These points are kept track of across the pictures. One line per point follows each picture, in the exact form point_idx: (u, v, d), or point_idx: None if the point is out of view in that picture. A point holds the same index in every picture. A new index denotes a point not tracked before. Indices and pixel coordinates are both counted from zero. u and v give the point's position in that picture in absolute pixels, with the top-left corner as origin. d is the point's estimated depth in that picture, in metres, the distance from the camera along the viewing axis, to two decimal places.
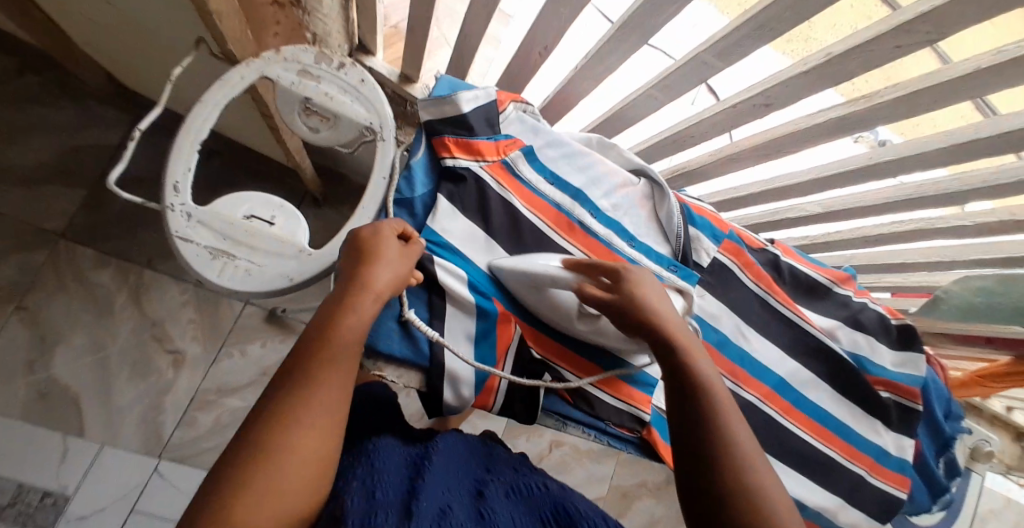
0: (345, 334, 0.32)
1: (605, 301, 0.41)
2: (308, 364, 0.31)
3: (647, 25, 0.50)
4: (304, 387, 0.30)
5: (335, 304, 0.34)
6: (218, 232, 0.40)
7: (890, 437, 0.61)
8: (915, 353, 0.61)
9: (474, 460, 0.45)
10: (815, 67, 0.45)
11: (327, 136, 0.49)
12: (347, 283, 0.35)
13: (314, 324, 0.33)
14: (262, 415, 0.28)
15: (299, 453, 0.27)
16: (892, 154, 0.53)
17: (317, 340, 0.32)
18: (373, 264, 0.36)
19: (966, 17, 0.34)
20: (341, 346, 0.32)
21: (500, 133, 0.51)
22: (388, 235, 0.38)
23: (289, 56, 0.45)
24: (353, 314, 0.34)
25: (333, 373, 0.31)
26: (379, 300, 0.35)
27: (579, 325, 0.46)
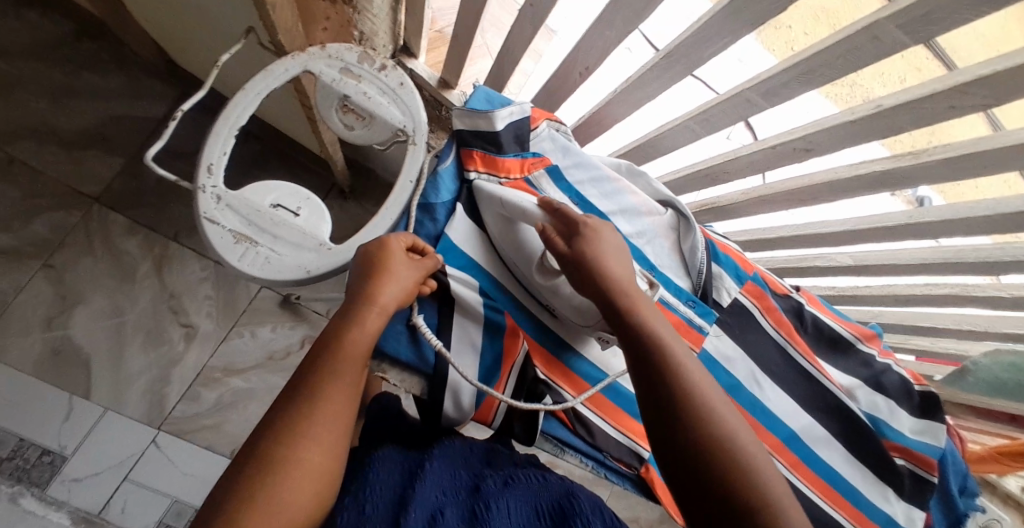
0: (353, 347, 0.33)
1: (558, 247, 0.41)
2: (316, 375, 0.32)
3: (693, 58, 0.50)
4: (312, 399, 0.30)
5: (344, 317, 0.35)
6: (244, 217, 0.41)
7: (900, 506, 0.58)
8: (937, 423, 0.58)
9: (477, 456, 0.45)
10: (863, 117, 0.44)
11: (362, 134, 0.50)
12: (355, 296, 0.36)
13: (320, 341, 0.34)
14: (271, 426, 0.29)
15: (306, 465, 0.28)
16: (934, 214, 0.52)
17: (326, 353, 0.33)
18: (379, 278, 0.37)
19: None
20: (348, 359, 0.33)
21: (528, 151, 0.50)
22: (397, 248, 0.39)
23: (334, 54, 0.46)
24: (361, 327, 0.34)
25: (342, 384, 0.32)
26: (384, 314, 0.36)
27: (538, 278, 0.45)
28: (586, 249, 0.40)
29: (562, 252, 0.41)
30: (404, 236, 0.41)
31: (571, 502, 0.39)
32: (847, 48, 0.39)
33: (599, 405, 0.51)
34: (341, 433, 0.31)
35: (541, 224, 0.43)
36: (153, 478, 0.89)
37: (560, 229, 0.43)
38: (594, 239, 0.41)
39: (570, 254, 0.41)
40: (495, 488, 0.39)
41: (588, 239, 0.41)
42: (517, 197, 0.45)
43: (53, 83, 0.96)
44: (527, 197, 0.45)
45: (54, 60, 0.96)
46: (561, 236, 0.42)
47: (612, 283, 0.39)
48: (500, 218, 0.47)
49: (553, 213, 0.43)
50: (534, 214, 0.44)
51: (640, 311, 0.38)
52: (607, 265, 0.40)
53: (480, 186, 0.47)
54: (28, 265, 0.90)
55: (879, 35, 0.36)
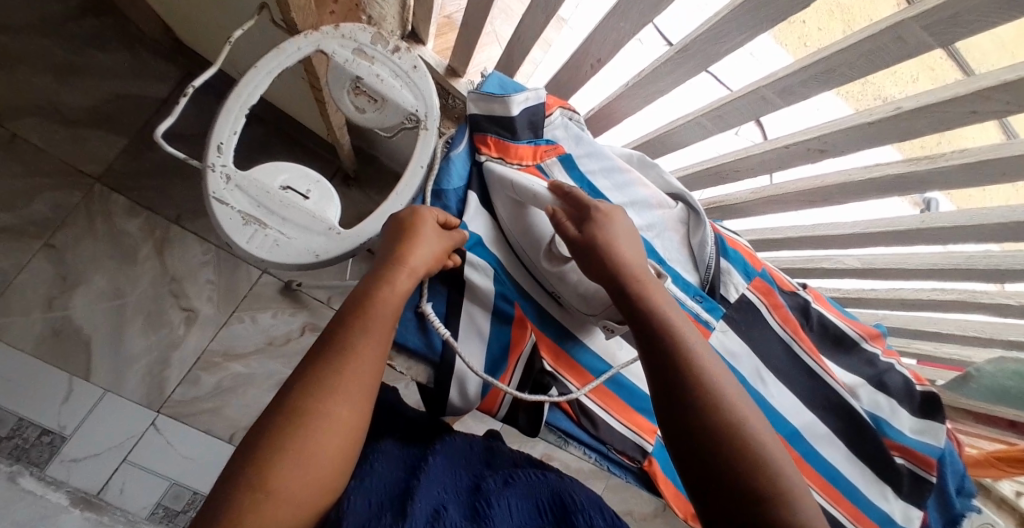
0: (382, 307, 0.33)
1: (570, 231, 0.41)
2: (345, 332, 0.31)
3: (710, 53, 0.49)
4: (340, 353, 0.30)
5: (372, 280, 0.34)
6: (253, 199, 0.40)
7: (897, 504, 0.58)
8: (936, 423, 0.58)
9: (476, 457, 0.45)
10: (881, 119, 0.44)
11: (372, 118, 0.48)
12: (383, 261, 0.36)
13: (350, 300, 0.34)
14: (300, 381, 0.29)
15: (335, 418, 0.28)
16: (946, 220, 0.52)
17: (353, 312, 0.32)
18: (410, 242, 0.36)
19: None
20: (375, 318, 0.32)
21: (541, 138, 0.49)
22: (427, 216, 0.38)
23: (348, 35, 0.46)
24: (390, 289, 0.34)
25: (369, 340, 0.31)
26: (413, 278, 0.35)
27: (545, 263, 0.46)
28: (599, 234, 0.41)
29: (574, 237, 0.41)
30: (435, 209, 0.40)
31: (573, 503, 0.40)
32: (870, 47, 0.38)
33: (604, 399, 0.50)
34: (370, 389, 0.30)
35: (552, 207, 0.43)
36: (153, 460, 0.89)
37: (570, 214, 0.43)
38: (607, 224, 0.42)
39: (583, 237, 0.41)
40: (496, 486, 0.39)
41: (601, 225, 0.41)
42: (528, 180, 0.44)
43: (56, 60, 0.95)
44: (537, 181, 0.44)
45: (57, 36, 0.95)
46: (571, 220, 0.42)
47: (625, 272, 0.40)
48: (512, 202, 0.46)
49: (563, 198, 0.43)
50: (544, 198, 0.43)
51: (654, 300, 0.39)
52: (619, 250, 0.40)
53: (490, 166, 0.46)
54: (28, 245, 0.90)
55: (903, 36, 0.36)
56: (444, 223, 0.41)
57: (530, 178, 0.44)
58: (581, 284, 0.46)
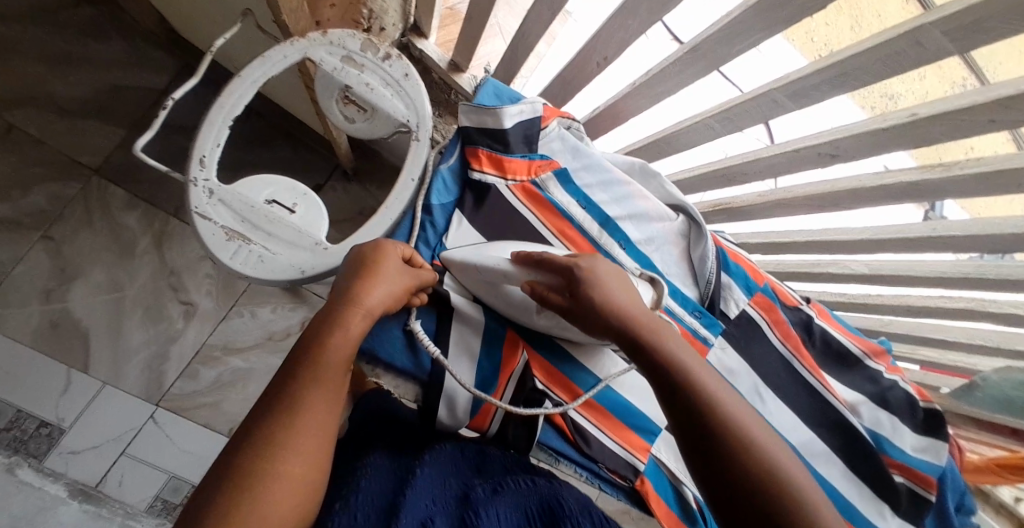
0: (336, 352, 0.32)
1: (558, 302, 0.39)
2: (295, 384, 0.30)
3: (719, 53, 0.47)
4: (289, 410, 0.29)
5: (326, 320, 0.33)
6: (237, 213, 0.39)
7: (895, 523, 0.57)
8: (941, 441, 0.56)
9: (469, 459, 0.44)
10: (896, 125, 0.42)
11: (363, 129, 0.48)
12: (337, 301, 0.34)
13: (302, 345, 0.32)
14: (248, 439, 0.28)
15: (288, 475, 0.27)
16: (959, 229, 0.50)
17: (302, 360, 0.31)
18: (367, 280, 0.35)
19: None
20: (329, 365, 0.31)
21: (536, 152, 0.48)
22: (392, 252, 0.38)
23: (337, 42, 0.44)
24: (344, 331, 0.33)
25: (321, 391, 0.30)
26: (369, 317, 0.34)
27: (539, 319, 0.43)
28: (590, 297, 0.37)
29: (565, 306, 0.39)
30: (402, 245, 0.39)
31: (564, 510, 0.39)
32: (886, 52, 0.36)
33: (597, 415, 0.50)
34: (323, 441, 0.29)
35: (529, 284, 0.40)
36: (150, 453, 0.89)
37: (551, 284, 0.40)
38: (593, 282, 0.38)
39: (574, 305, 0.39)
40: (485, 495, 0.38)
41: (589, 287, 0.38)
42: (489, 255, 0.41)
43: (51, 49, 0.93)
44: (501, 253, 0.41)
45: (53, 23, 0.93)
46: (556, 289, 0.40)
47: (620, 314, 0.37)
48: (482, 282, 0.43)
49: (535, 268, 0.40)
50: (515, 273, 0.40)
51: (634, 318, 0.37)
52: (610, 303, 0.37)
53: (449, 254, 0.43)
54: (26, 236, 0.89)
55: (922, 41, 0.33)
56: (411, 261, 0.40)
57: (493, 252, 0.42)
58: None
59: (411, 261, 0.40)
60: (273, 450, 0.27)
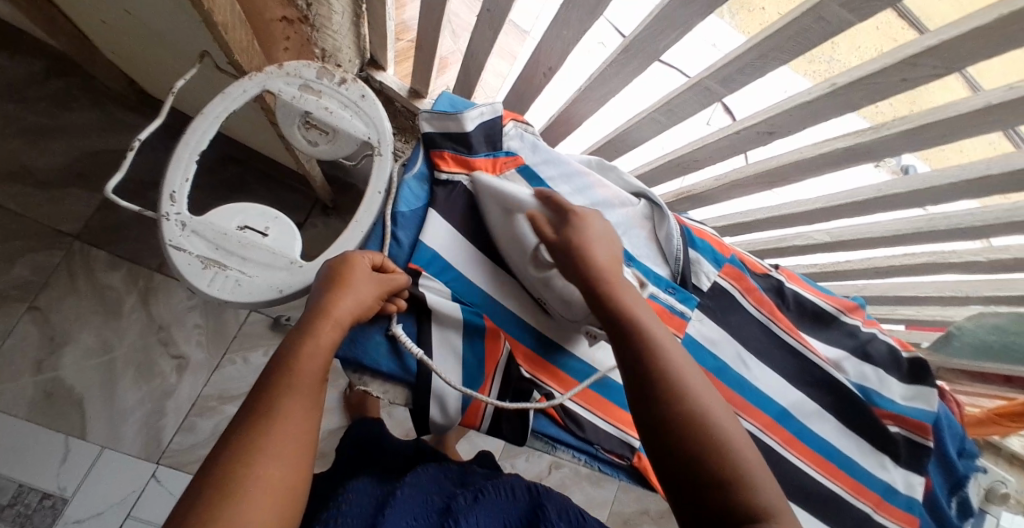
0: (307, 364, 0.33)
1: (547, 234, 0.42)
2: (269, 397, 0.31)
3: (651, 49, 0.50)
4: (263, 421, 0.30)
5: (297, 333, 0.34)
6: (210, 241, 0.39)
7: (898, 473, 0.58)
8: (926, 387, 0.58)
9: (450, 481, 0.47)
10: (820, 96, 0.45)
11: (327, 150, 0.48)
12: (307, 314, 0.36)
13: (274, 361, 0.33)
14: (225, 452, 0.28)
15: (264, 483, 0.27)
16: (900, 186, 0.52)
17: (274, 375, 0.32)
18: (336, 291, 0.36)
19: (990, 48, 0.32)
20: (299, 377, 0.32)
21: (500, 149, 0.50)
22: (360, 261, 0.39)
23: (292, 72, 0.45)
24: (313, 344, 0.34)
25: (297, 404, 0.31)
26: (338, 327, 0.35)
27: (530, 270, 0.46)
28: (575, 242, 0.41)
29: (551, 240, 0.42)
30: (372, 253, 0.41)
31: (541, 515, 0.43)
32: (797, 30, 0.39)
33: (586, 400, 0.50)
34: (301, 449, 0.30)
35: (534, 213, 0.43)
36: (156, 513, 0.88)
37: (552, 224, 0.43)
38: (583, 232, 0.41)
39: (558, 248, 0.41)
40: (465, 504, 0.41)
41: (577, 232, 0.41)
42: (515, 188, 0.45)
43: (23, 124, 0.95)
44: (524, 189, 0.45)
45: (25, 98, 0.96)
46: (552, 226, 0.43)
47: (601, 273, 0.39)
48: (500, 212, 0.46)
49: (547, 205, 0.44)
50: (529, 203, 0.44)
51: (620, 300, 0.38)
52: (595, 260, 0.40)
53: (480, 174, 0.47)
54: (12, 310, 0.90)
55: (824, 15, 0.36)
56: (382, 267, 0.41)
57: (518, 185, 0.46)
58: (565, 291, 0.45)
59: (387, 270, 0.41)
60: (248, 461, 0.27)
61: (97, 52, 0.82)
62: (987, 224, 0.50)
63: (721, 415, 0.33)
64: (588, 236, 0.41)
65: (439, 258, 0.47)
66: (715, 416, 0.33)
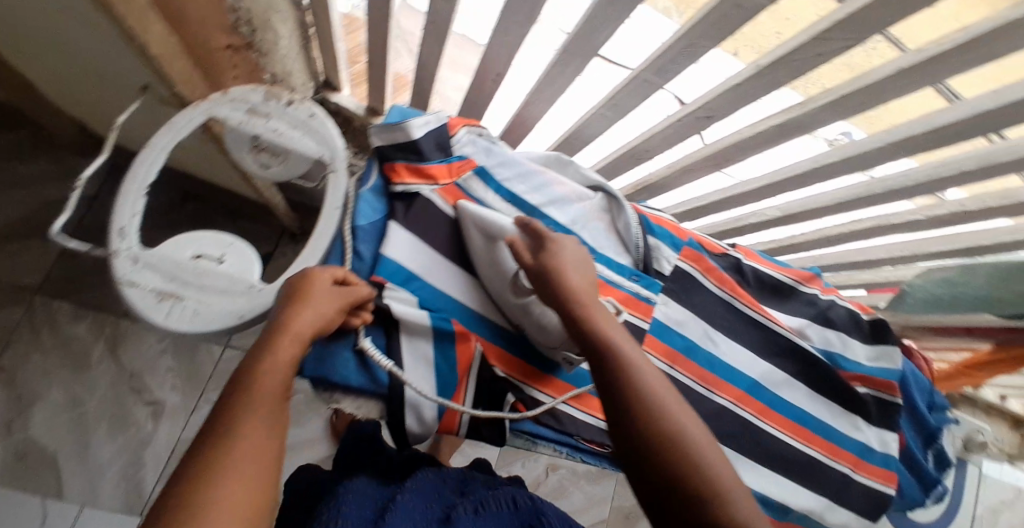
0: (268, 377, 0.32)
1: (526, 260, 0.43)
2: (230, 411, 0.30)
3: (586, 47, 0.52)
4: (226, 434, 0.29)
5: (256, 351, 0.34)
6: (165, 273, 0.38)
7: (872, 432, 0.61)
8: (889, 346, 0.61)
9: (450, 486, 0.46)
10: (748, 78, 0.47)
11: (279, 171, 0.49)
12: (267, 331, 0.36)
13: (234, 380, 0.33)
14: (192, 464, 0.27)
15: (231, 490, 0.26)
16: (836, 155, 0.55)
17: (234, 394, 0.31)
18: (296, 306, 0.37)
19: (887, 17, 0.35)
20: (260, 390, 0.32)
21: (453, 155, 0.52)
22: (320, 277, 0.39)
23: (238, 97, 0.44)
24: (273, 358, 0.33)
25: (261, 416, 0.30)
26: (298, 341, 0.35)
27: (511, 297, 0.47)
28: (548, 263, 0.42)
29: (529, 264, 0.43)
30: (333, 268, 0.41)
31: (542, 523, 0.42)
32: (716, 17, 0.41)
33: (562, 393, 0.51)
34: (268, 460, 0.29)
35: (512, 238, 0.44)
36: None
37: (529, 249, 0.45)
38: (556, 254, 0.43)
39: (536, 269, 0.42)
40: (467, 516, 0.41)
41: (551, 255, 0.43)
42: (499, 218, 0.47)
43: None
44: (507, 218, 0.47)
45: None
46: (529, 251, 0.44)
47: (570, 291, 0.41)
48: (485, 242, 0.48)
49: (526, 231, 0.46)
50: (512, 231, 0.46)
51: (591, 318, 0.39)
52: (568, 279, 0.41)
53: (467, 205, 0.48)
54: None
55: (737, 0, 0.39)
56: (344, 282, 0.42)
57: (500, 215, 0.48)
58: (545, 317, 0.46)
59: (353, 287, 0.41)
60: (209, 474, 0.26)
61: (41, 100, 0.81)
62: (919, 182, 0.53)
63: (692, 428, 0.35)
64: (562, 257, 0.43)
65: (403, 268, 0.47)
66: (685, 431, 0.34)
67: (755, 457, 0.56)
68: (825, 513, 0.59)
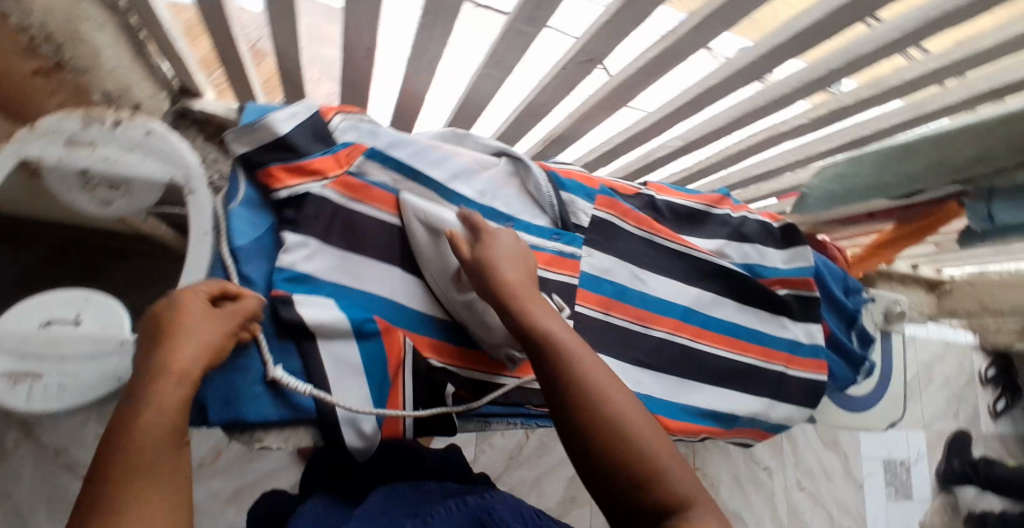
0: (152, 432, 0.27)
1: (464, 254, 0.42)
2: (105, 485, 0.24)
3: (448, 7, 0.50)
4: (104, 516, 0.23)
5: (128, 402, 0.28)
6: (11, 353, 0.33)
7: (799, 328, 0.66)
8: (800, 246, 0.65)
9: (407, 495, 0.43)
10: (614, 13, 0.47)
11: (127, 205, 0.41)
12: (139, 375, 0.29)
13: (101, 444, 0.26)
14: None
15: None
16: (716, 75, 0.57)
17: (129, 442, 0.26)
18: (172, 339, 0.30)
19: None
20: (144, 449, 0.26)
21: (336, 144, 0.45)
22: (194, 298, 0.33)
23: (49, 130, 0.35)
24: (155, 407, 0.28)
25: (150, 483, 0.25)
26: (186, 379, 0.30)
27: (455, 294, 0.47)
28: (485, 259, 0.41)
29: (467, 257, 0.42)
30: (205, 284, 0.35)
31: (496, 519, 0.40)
32: None
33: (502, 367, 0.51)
34: None
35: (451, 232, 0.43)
36: None
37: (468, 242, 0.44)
38: (491, 250, 0.42)
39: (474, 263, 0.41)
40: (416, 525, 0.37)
41: (488, 247, 0.42)
42: (440, 214, 0.47)
43: None
44: (447, 214, 0.47)
45: None
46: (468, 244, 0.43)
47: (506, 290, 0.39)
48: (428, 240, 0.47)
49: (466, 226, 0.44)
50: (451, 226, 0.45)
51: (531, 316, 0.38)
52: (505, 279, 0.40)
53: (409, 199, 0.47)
54: None
55: None
56: (222, 295, 0.36)
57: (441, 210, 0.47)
58: (488, 314, 0.46)
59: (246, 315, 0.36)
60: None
61: None
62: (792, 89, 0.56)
63: (637, 420, 0.34)
64: (499, 253, 0.42)
65: (306, 279, 0.42)
66: (629, 425, 0.33)
67: (699, 379, 0.59)
68: (770, 411, 0.63)
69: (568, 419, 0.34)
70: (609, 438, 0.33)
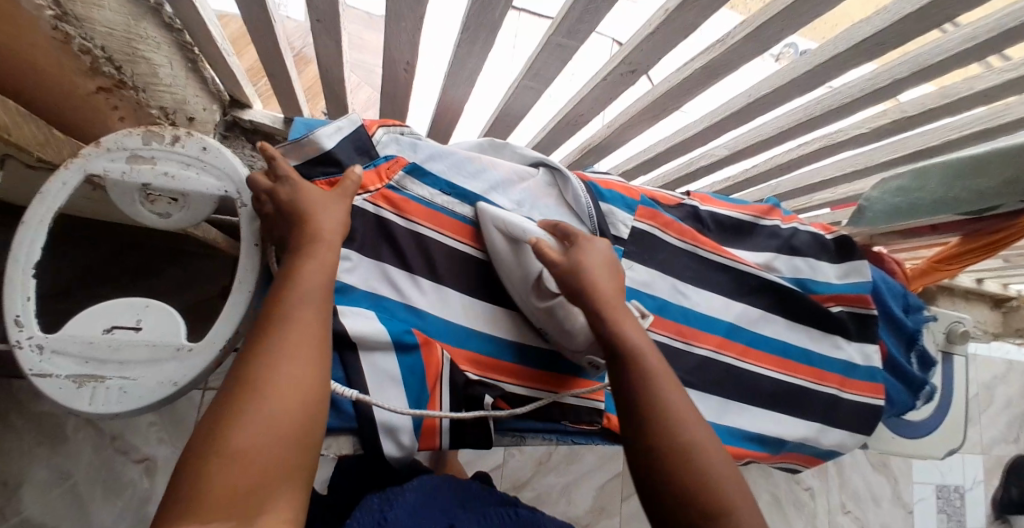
0: (308, 279, 0.32)
1: (553, 260, 0.40)
2: (277, 308, 0.30)
3: (490, 21, 0.50)
4: (274, 328, 0.29)
5: (292, 254, 0.34)
6: (79, 356, 0.35)
7: (853, 348, 0.62)
8: (857, 261, 0.61)
9: (449, 490, 0.40)
10: (660, 24, 0.45)
11: (184, 218, 0.40)
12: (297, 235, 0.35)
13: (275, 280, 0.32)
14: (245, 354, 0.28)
15: (287, 382, 0.27)
16: (768, 85, 0.54)
17: (284, 295, 0.31)
18: (317, 211, 0.36)
19: None
20: (302, 289, 0.32)
21: (378, 157, 0.46)
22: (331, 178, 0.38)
23: (112, 146, 0.37)
24: (313, 262, 0.33)
25: (307, 315, 0.31)
26: (333, 248, 0.35)
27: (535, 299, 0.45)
28: (574, 261, 0.40)
29: (559, 262, 0.40)
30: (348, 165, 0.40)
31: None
32: None
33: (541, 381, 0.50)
34: (319, 357, 0.30)
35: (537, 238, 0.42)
36: None
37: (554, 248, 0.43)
38: (584, 254, 0.41)
39: (564, 269, 0.40)
40: None
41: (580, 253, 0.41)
42: (521, 221, 0.45)
43: None
44: (528, 222, 0.45)
45: None
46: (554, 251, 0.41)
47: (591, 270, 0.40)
48: (507, 245, 0.45)
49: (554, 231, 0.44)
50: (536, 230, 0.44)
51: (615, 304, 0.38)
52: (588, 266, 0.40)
53: (489, 209, 0.46)
54: None
55: None
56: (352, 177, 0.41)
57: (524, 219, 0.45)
58: (574, 321, 0.44)
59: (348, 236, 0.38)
60: (269, 370, 0.27)
61: None
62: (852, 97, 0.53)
63: (702, 433, 0.33)
64: (591, 254, 0.41)
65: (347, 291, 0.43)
66: (695, 436, 0.33)
67: (744, 400, 0.56)
68: (820, 437, 0.59)
69: (634, 410, 0.34)
70: (673, 439, 0.33)
